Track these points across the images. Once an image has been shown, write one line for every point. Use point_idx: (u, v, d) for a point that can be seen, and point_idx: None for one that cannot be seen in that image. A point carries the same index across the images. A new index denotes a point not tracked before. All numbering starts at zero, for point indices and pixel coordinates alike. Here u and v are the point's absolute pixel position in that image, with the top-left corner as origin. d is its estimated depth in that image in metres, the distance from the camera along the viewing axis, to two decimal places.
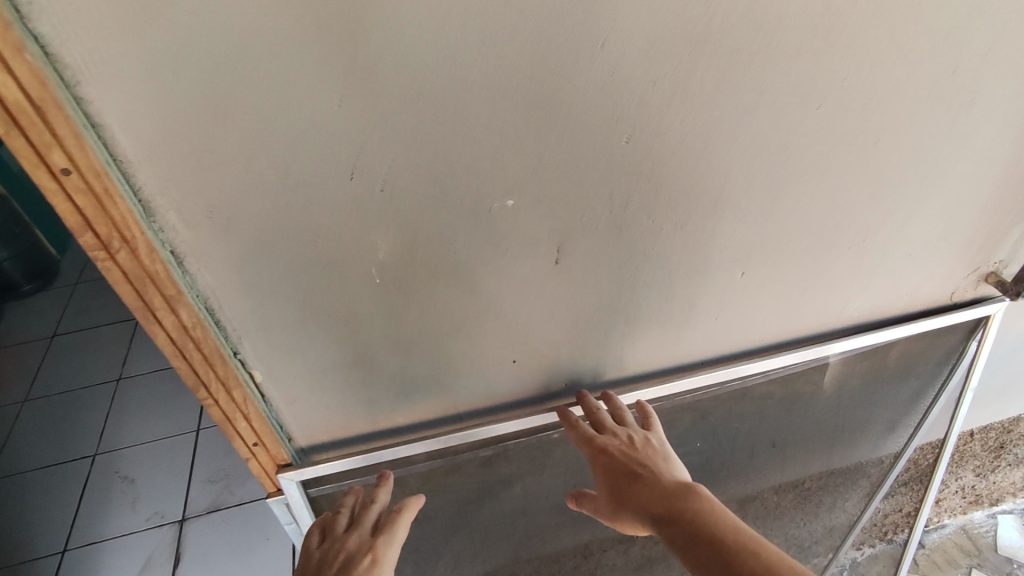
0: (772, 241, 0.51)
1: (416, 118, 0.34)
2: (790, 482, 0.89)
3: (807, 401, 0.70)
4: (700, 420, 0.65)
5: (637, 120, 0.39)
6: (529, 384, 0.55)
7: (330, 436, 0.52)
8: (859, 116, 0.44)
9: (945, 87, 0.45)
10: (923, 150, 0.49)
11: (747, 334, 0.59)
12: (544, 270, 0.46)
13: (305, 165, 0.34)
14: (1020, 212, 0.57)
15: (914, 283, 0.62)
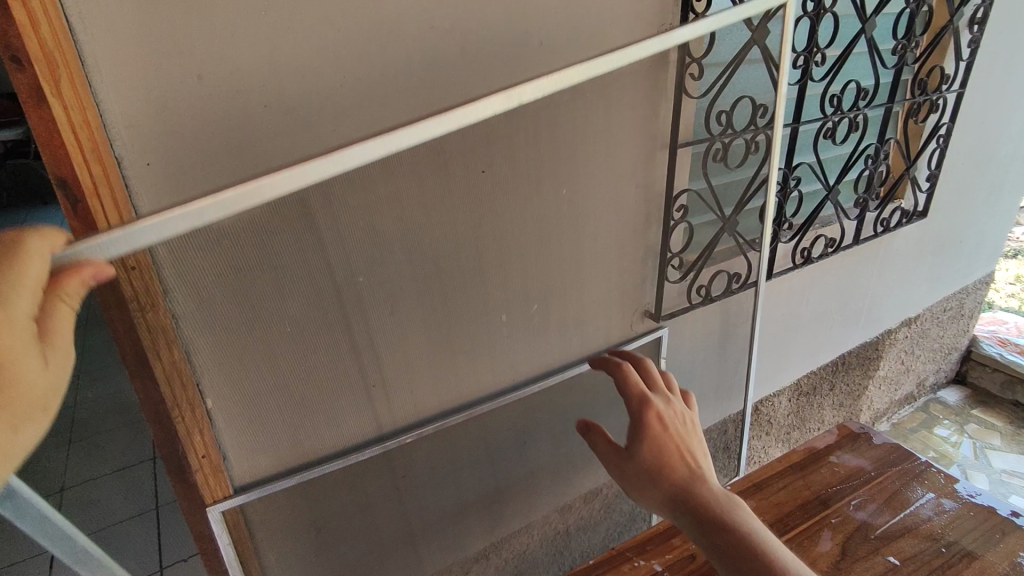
0: (510, 298, 0.94)
1: (310, 239, 0.72)
2: (588, 491, 1.24)
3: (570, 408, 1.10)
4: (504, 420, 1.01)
5: (420, 234, 0.81)
6: (384, 403, 0.88)
7: (255, 450, 0.79)
8: (530, 227, 0.91)
9: (567, 215, 0.94)
10: (571, 244, 0.97)
11: (515, 358, 1.00)
12: (384, 319, 0.83)
13: (254, 264, 0.70)
14: (642, 272, 1.08)
15: (604, 319, 1.08)
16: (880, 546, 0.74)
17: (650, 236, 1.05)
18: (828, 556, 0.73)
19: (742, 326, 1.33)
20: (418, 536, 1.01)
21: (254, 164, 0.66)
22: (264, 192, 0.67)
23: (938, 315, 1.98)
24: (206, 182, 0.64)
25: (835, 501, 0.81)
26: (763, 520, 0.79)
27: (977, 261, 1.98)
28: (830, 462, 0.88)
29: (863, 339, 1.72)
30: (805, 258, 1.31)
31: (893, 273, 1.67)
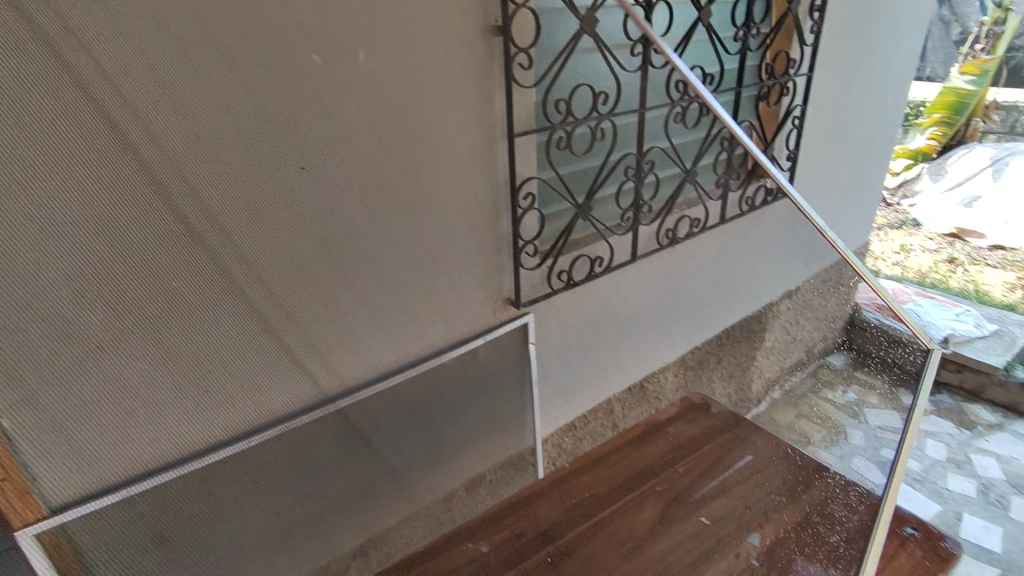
0: (355, 294, 0.93)
1: (110, 248, 0.69)
2: (469, 479, 1.26)
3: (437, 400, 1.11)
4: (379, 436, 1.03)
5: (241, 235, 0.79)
6: (222, 409, 0.86)
7: (71, 470, 0.76)
8: (368, 223, 0.90)
9: (408, 208, 0.94)
10: (418, 238, 0.97)
11: (369, 354, 1.00)
12: (207, 324, 0.80)
13: (42, 278, 0.66)
14: (498, 260, 1.10)
15: (465, 309, 1.10)
16: (696, 507, 0.79)
17: (501, 224, 1.07)
18: (646, 522, 0.77)
19: (616, 306, 1.37)
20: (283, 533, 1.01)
21: (28, 172, 0.62)
22: (44, 202, 0.64)
23: (818, 286, 2.10)
24: None
25: (664, 469, 0.85)
26: (598, 490, 0.82)
27: (852, 232, 2.11)
28: (668, 430, 0.93)
29: (744, 312, 1.81)
30: (669, 238, 1.37)
31: (769, 249, 1.76)
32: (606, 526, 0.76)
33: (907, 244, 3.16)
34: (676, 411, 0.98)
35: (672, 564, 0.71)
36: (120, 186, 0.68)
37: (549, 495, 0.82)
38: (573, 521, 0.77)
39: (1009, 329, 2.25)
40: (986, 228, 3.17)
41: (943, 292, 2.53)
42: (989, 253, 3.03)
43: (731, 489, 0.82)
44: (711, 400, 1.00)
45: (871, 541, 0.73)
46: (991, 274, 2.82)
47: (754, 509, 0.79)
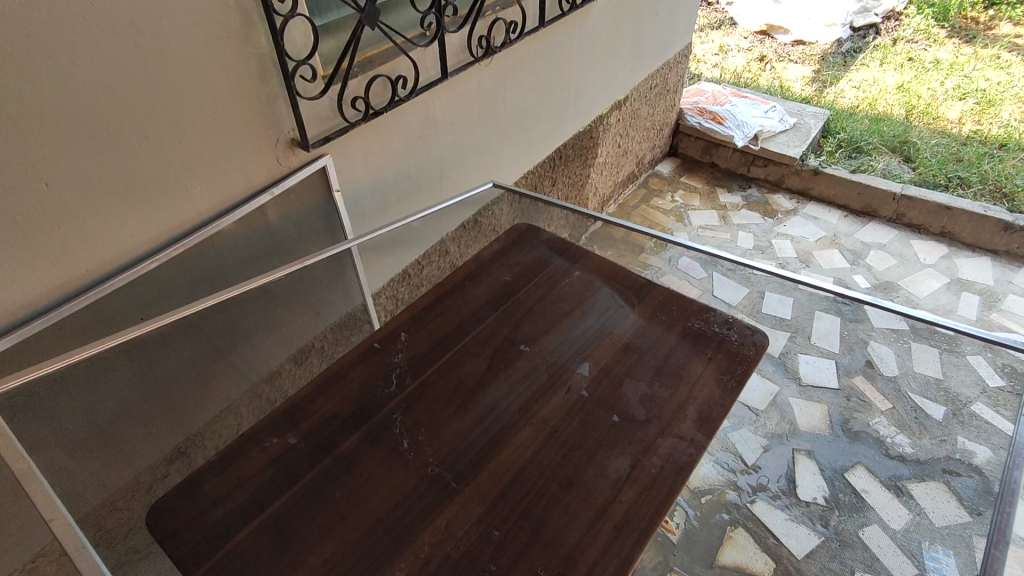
0: (47, 155, 0.67)
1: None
2: (295, 350, 1.08)
3: (211, 299, 0.84)
4: (140, 329, 0.76)
5: None
6: None
7: None
8: (34, 48, 0.61)
9: (103, 15, 0.65)
10: (136, 66, 0.70)
11: (106, 235, 0.76)
12: None
13: None
14: (265, 90, 0.85)
15: (236, 160, 0.86)
16: (524, 346, 0.73)
17: (257, 39, 0.81)
18: (474, 375, 0.70)
19: (433, 135, 1.20)
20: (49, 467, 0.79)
21: None
22: None
23: (645, 94, 2.06)
24: None
25: (489, 311, 0.78)
26: (419, 351, 0.73)
27: (674, 33, 2.04)
28: (495, 270, 0.85)
29: (575, 129, 1.73)
30: (483, 47, 1.17)
31: (594, 54, 1.63)
32: (428, 388, 0.69)
33: (724, 46, 3.23)
34: (499, 246, 0.89)
35: (501, 412, 0.66)
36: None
37: (362, 367, 0.71)
38: (391, 388, 0.69)
39: (804, 121, 2.42)
40: (789, 24, 3.30)
41: (753, 90, 2.65)
42: (792, 48, 3.19)
43: (561, 319, 0.77)
44: (538, 228, 0.92)
45: (692, 349, 0.73)
46: (793, 69, 2.99)
47: (584, 335, 0.75)
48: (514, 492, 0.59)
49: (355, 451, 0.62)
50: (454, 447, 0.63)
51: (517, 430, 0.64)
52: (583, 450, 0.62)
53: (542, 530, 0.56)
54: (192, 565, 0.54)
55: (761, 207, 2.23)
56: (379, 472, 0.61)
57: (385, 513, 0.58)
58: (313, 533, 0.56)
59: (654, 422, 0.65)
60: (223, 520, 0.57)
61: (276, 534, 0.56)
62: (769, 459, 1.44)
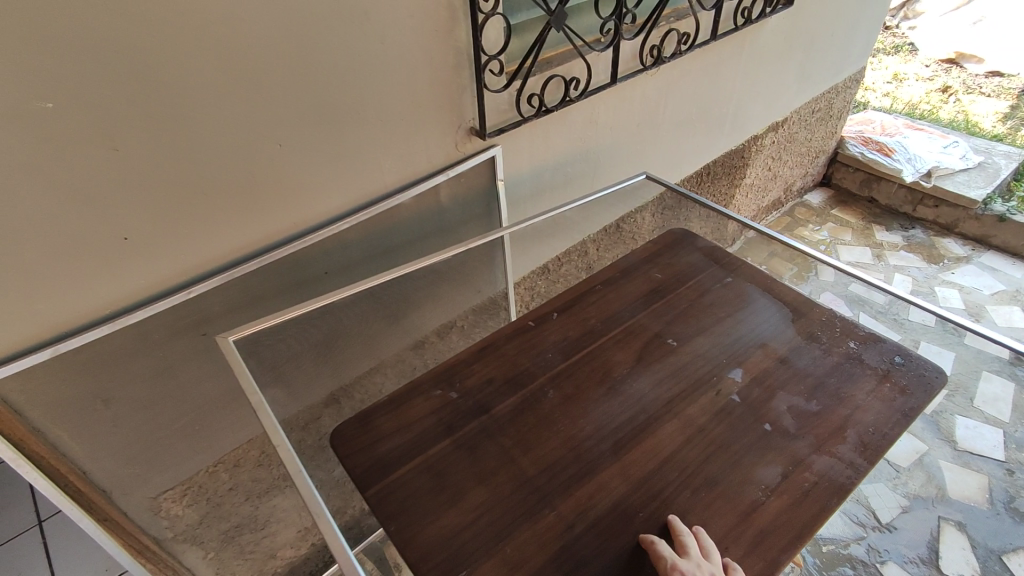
0: (280, 121, 0.79)
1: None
2: (440, 324, 1.19)
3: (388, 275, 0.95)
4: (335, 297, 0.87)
5: (136, 50, 0.64)
6: (143, 259, 0.76)
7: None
8: (287, 30, 0.73)
9: (342, 5, 0.76)
10: (357, 51, 0.81)
11: (311, 197, 0.87)
12: (105, 155, 0.67)
13: None
14: (457, 81, 0.93)
15: (423, 142, 0.96)
16: (674, 345, 0.74)
17: (458, 34, 0.89)
18: (623, 365, 0.72)
19: (591, 138, 1.24)
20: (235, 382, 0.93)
21: None
22: None
23: (807, 117, 1.96)
24: None
25: (640, 307, 0.80)
26: (571, 334, 0.76)
27: (849, 55, 1.93)
28: (649, 269, 0.86)
29: (729, 145, 1.69)
30: (654, 56, 1.19)
31: (760, 71, 1.59)
32: (578, 370, 0.72)
33: (901, 74, 2.98)
34: (654, 247, 0.91)
35: (647, 404, 0.68)
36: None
37: (518, 340, 0.76)
38: (543, 365, 0.73)
39: (992, 161, 2.17)
40: (985, 51, 2.99)
41: (931, 123, 2.42)
42: (984, 80, 2.87)
43: (714, 324, 0.77)
44: (694, 235, 0.92)
45: (857, 374, 0.70)
46: (982, 103, 2.69)
47: (739, 344, 0.74)
48: (657, 479, 0.60)
49: (507, 417, 0.67)
50: (600, 428, 0.66)
51: (663, 423, 0.66)
52: (730, 452, 0.62)
53: (685, 519, 0.57)
54: (365, 485, 0.61)
55: (925, 250, 2.03)
56: (528, 439, 0.65)
57: (533, 475, 0.61)
58: (467, 478, 0.61)
59: (808, 440, 0.63)
60: (390, 452, 0.64)
61: (435, 472, 0.62)
62: (908, 521, 1.33)
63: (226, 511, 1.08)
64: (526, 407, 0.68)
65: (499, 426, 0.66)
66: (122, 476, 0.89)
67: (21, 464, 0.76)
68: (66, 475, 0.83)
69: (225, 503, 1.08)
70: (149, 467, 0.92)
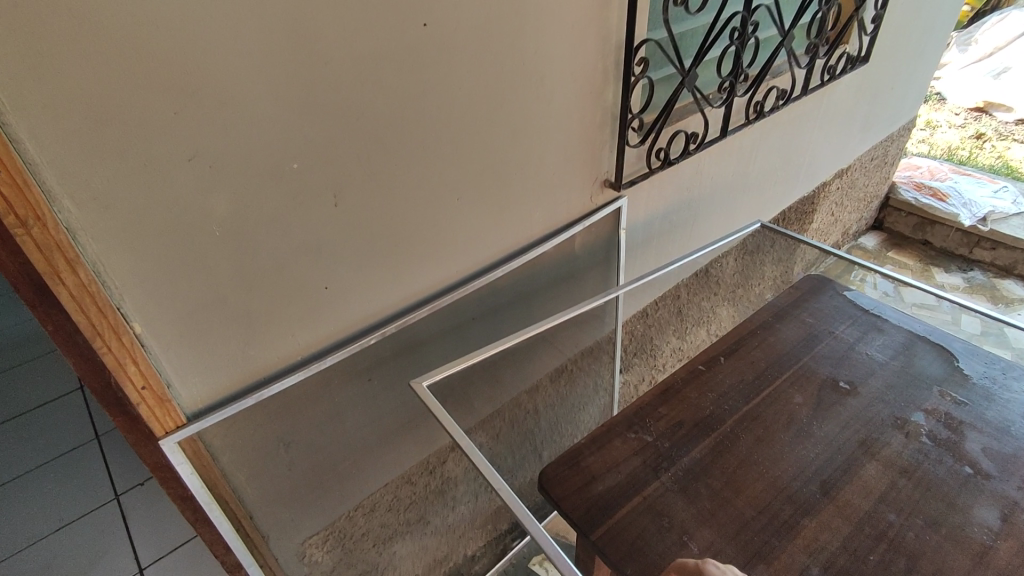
0: (464, 176, 0.83)
1: (214, 110, 0.57)
2: (555, 368, 1.22)
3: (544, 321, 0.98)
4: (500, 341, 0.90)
5: (369, 115, 0.69)
6: (339, 308, 0.79)
7: (211, 387, 0.71)
8: (483, 95, 0.79)
9: (526, 70, 0.82)
10: (531, 113, 0.86)
11: (475, 248, 0.92)
12: (328, 211, 0.71)
13: (170, 164, 0.57)
14: (601, 137, 0.99)
15: (566, 195, 1.01)
16: (848, 389, 0.77)
17: (608, 95, 0.96)
18: (805, 408, 0.75)
19: (696, 187, 1.30)
20: (387, 422, 0.96)
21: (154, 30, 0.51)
22: (172, 70, 0.53)
23: (866, 164, 2.04)
24: (90, 62, 0.49)
25: (803, 352, 0.84)
26: (745, 378, 0.80)
27: (905, 106, 2.02)
28: (799, 315, 0.90)
29: (801, 193, 1.75)
30: (758, 111, 1.26)
31: (834, 123, 1.67)
32: (762, 413, 0.75)
33: (933, 122, 3.09)
34: (797, 294, 0.95)
35: (842, 447, 0.70)
36: (215, 22, 0.54)
37: (695, 383, 0.79)
38: (727, 408, 0.75)
39: None
40: (1013, 101, 3.08)
41: (975, 169, 2.50)
42: (1016, 127, 2.97)
43: (880, 368, 0.80)
44: (831, 282, 0.97)
45: None
46: (1018, 149, 2.78)
47: (910, 388, 0.77)
48: (878, 520, 0.62)
49: (709, 459, 0.69)
50: (803, 469, 0.68)
51: (864, 466, 0.68)
52: (941, 494, 0.64)
53: (918, 559, 0.59)
54: (591, 526, 0.63)
55: (986, 292, 2.07)
56: (736, 481, 0.67)
57: (752, 516, 0.63)
58: (689, 519, 0.63)
59: (1012, 482, 0.65)
60: (606, 494, 0.66)
61: (658, 514, 0.64)
62: None
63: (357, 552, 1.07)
64: (723, 448, 0.71)
65: (704, 468, 0.68)
66: (283, 521, 0.90)
67: (213, 509, 0.77)
68: (241, 522, 0.84)
69: (357, 548, 1.07)
70: (305, 512, 0.93)
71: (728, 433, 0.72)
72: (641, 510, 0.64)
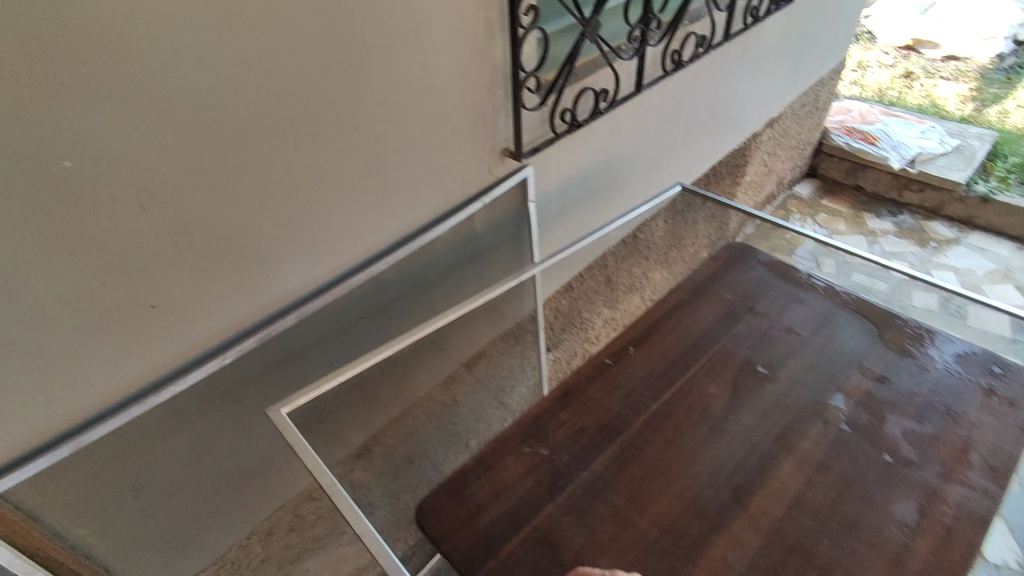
0: (320, 159, 0.70)
1: None
2: (471, 356, 1.12)
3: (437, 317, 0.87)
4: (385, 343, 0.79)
5: (168, 95, 0.55)
6: (177, 327, 0.66)
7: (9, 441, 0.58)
8: (329, 60, 0.65)
9: (383, 27, 0.68)
10: (399, 78, 0.73)
11: (351, 239, 0.79)
12: (134, 216, 0.58)
13: None
14: (493, 101, 0.87)
15: (458, 169, 0.89)
16: (767, 373, 0.70)
17: (495, 51, 0.83)
18: (720, 399, 0.67)
19: (614, 148, 1.19)
20: (270, 442, 0.84)
21: None
22: None
23: (797, 111, 1.97)
24: None
25: (720, 332, 0.75)
26: (655, 369, 0.71)
27: (835, 47, 1.94)
28: (718, 289, 0.82)
29: (731, 145, 1.67)
30: (675, 61, 1.15)
31: (761, 69, 1.57)
32: (673, 410, 0.67)
33: (864, 62, 3.05)
34: (716, 265, 0.86)
35: (758, 444, 0.63)
36: None
37: (601, 379, 0.70)
38: (635, 407, 0.67)
39: (968, 143, 2.23)
40: (940, 38, 3.07)
41: (905, 109, 2.48)
42: (943, 64, 2.96)
43: (802, 346, 0.73)
44: (753, 248, 0.89)
45: (962, 391, 0.67)
46: (946, 86, 2.77)
47: (831, 366, 0.70)
48: (793, 529, 0.56)
49: (612, 471, 0.61)
50: (714, 474, 0.60)
51: (780, 465, 0.61)
52: (860, 491, 0.58)
53: (832, 573, 0.53)
54: (473, 568, 0.54)
55: (915, 235, 2.07)
56: (641, 496, 0.59)
57: (656, 537, 0.56)
58: (586, 548, 0.55)
59: (934, 468, 0.60)
60: (493, 525, 0.57)
61: (550, 545, 0.56)
62: None
63: None
64: (629, 456, 0.62)
65: (605, 482, 0.60)
66: (153, 566, 0.79)
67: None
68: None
69: None
70: (180, 552, 0.81)
71: (635, 437, 0.64)
72: (532, 543, 0.56)
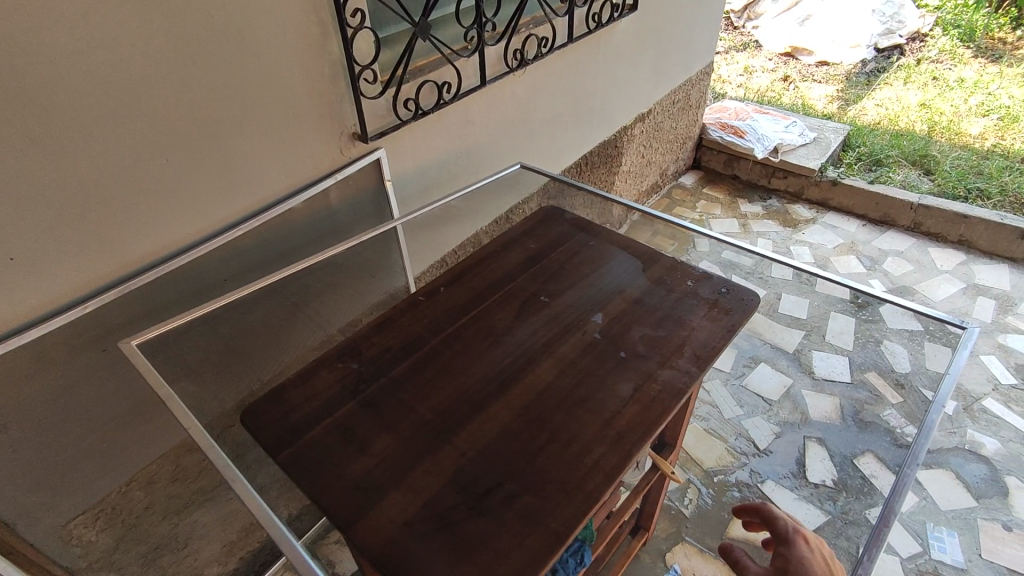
0: (167, 136, 0.83)
1: None
2: None
3: (289, 269, 1.00)
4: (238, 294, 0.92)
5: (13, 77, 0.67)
6: (37, 279, 0.77)
7: None
8: (166, 51, 0.78)
9: (216, 26, 0.82)
10: (237, 68, 0.87)
11: (205, 207, 0.92)
12: None
13: None
14: (335, 90, 1.02)
15: (308, 149, 1.03)
16: (547, 301, 0.86)
17: (331, 46, 0.98)
18: (504, 321, 0.83)
19: (471, 136, 1.36)
20: (141, 391, 0.95)
21: None
22: None
23: (668, 108, 2.19)
24: None
25: (518, 273, 0.92)
26: (458, 302, 0.86)
27: (696, 51, 2.19)
28: (524, 242, 0.98)
29: (600, 138, 1.87)
30: (518, 59, 1.33)
31: (619, 69, 1.78)
32: (465, 330, 0.82)
33: (748, 67, 3.36)
34: (529, 223, 1.03)
35: (526, 350, 0.79)
36: None
37: (411, 312, 0.85)
38: (435, 330, 0.82)
39: (824, 136, 2.51)
40: (814, 46, 3.41)
41: (776, 107, 2.76)
42: (816, 69, 3.30)
43: (581, 280, 0.90)
44: (562, 210, 1.06)
45: (693, 303, 0.85)
46: (815, 88, 3.09)
47: (599, 293, 0.87)
48: (537, 406, 0.71)
49: (406, 376, 0.76)
50: (487, 373, 0.76)
51: (540, 364, 0.77)
52: (595, 377, 0.74)
53: (560, 432, 0.69)
54: (281, 449, 0.68)
55: (781, 217, 2.32)
56: (425, 392, 0.74)
57: (429, 418, 0.71)
58: (373, 428, 0.69)
59: (655, 358, 0.77)
60: (302, 419, 0.71)
61: (345, 429, 0.70)
62: (779, 445, 1.52)
63: (142, 528, 1.06)
64: (423, 365, 0.77)
65: (398, 384, 0.75)
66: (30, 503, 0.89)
67: None
68: None
69: (141, 524, 1.06)
70: (57, 491, 0.91)
71: (429, 351, 0.79)
72: (331, 429, 0.70)
